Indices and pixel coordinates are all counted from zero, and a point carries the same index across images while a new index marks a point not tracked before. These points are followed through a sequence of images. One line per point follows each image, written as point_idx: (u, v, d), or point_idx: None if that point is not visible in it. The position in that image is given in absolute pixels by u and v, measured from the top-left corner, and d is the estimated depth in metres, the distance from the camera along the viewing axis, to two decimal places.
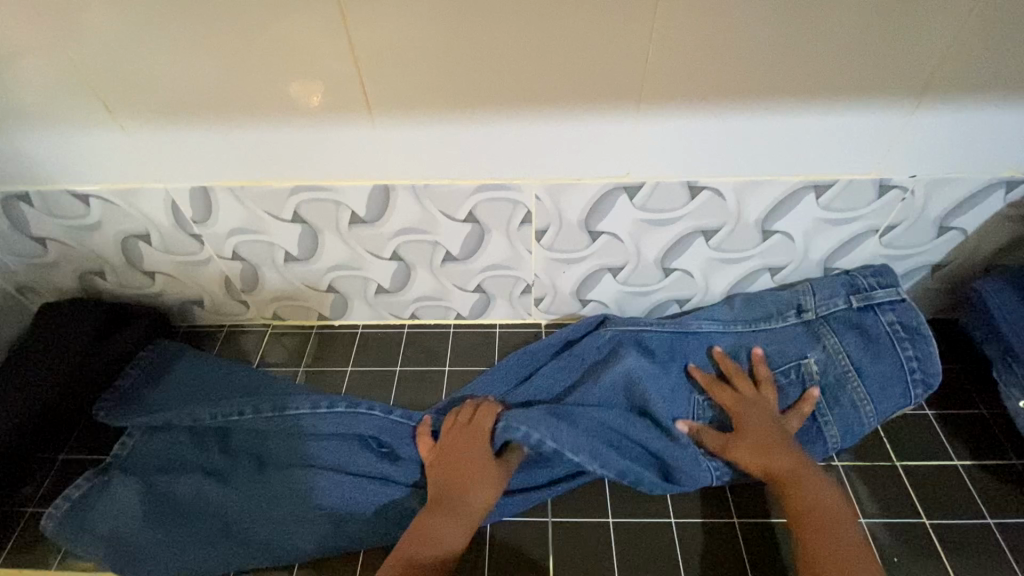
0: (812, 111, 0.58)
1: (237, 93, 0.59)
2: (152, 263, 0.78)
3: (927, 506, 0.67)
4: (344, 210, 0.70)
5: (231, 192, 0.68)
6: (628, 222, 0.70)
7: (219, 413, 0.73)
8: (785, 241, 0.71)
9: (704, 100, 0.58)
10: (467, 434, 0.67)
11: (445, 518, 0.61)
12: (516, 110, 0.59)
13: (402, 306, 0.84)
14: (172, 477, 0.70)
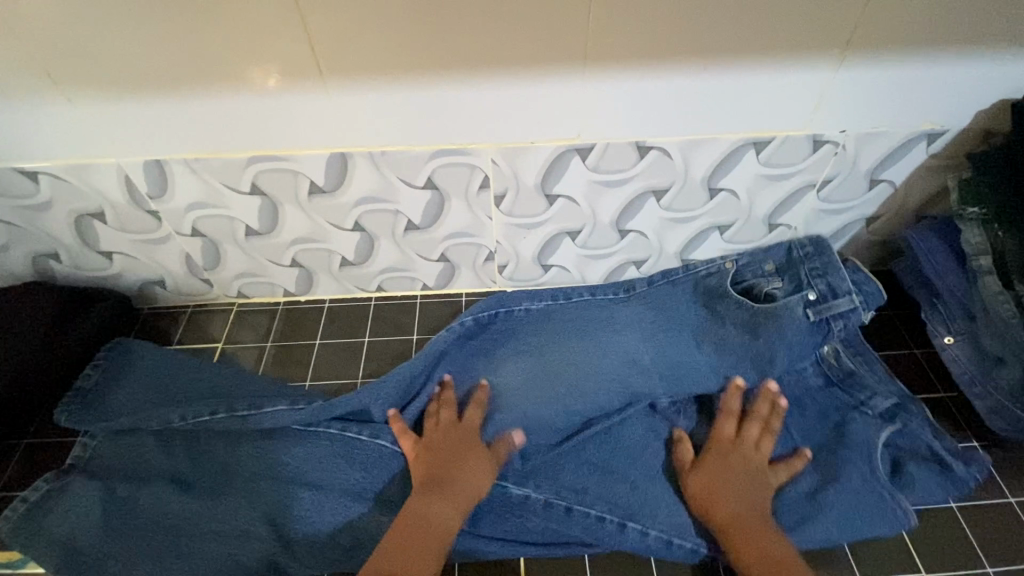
0: (748, 71, 0.62)
1: (180, 66, 0.59)
2: (108, 242, 0.77)
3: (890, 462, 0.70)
4: (303, 179, 0.70)
5: (186, 166, 0.68)
6: (583, 185, 0.72)
7: (199, 422, 0.71)
8: (731, 199, 0.75)
9: (647, 61, 0.61)
10: (459, 439, 0.68)
11: (438, 508, 0.61)
12: (465, 76, 0.61)
13: (368, 279, 0.85)
14: (133, 483, 0.68)
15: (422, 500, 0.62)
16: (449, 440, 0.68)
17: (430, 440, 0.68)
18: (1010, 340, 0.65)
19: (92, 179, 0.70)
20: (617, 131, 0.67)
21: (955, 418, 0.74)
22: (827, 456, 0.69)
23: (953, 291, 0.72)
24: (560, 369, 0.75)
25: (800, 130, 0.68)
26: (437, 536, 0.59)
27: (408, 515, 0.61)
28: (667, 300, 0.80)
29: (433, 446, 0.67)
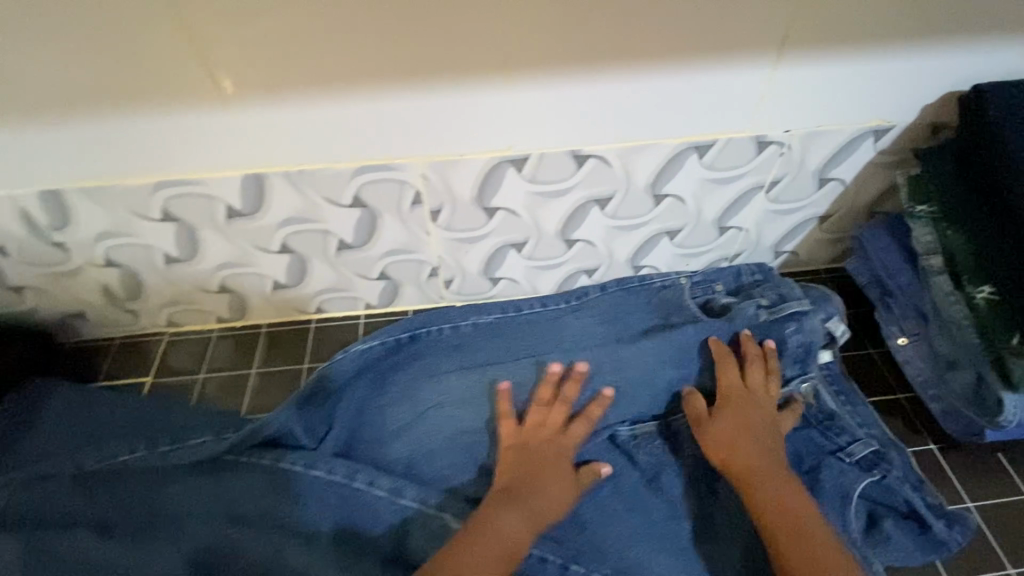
0: (682, 73, 0.66)
1: (131, 83, 0.61)
2: (17, 277, 0.79)
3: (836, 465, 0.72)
4: (218, 204, 0.73)
5: (87, 194, 0.70)
6: (523, 196, 0.76)
7: (141, 455, 0.68)
8: (677, 205, 0.80)
9: (590, 65, 0.64)
10: (552, 454, 0.69)
11: (514, 523, 0.62)
12: (412, 85, 0.64)
13: (307, 299, 0.88)
14: (43, 532, 0.59)
15: (499, 514, 0.62)
16: (539, 454, 0.69)
17: (546, 455, 0.69)
18: (959, 341, 0.74)
19: (2, 211, 0.71)
20: (560, 139, 0.71)
21: (909, 417, 0.85)
22: (804, 497, 0.70)
23: (905, 289, 0.81)
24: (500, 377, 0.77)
25: (742, 131, 0.73)
26: (517, 549, 0.60)
27: (479, 519, 0.61)
28: (635, 321, 0.81)
29: (536, 463, 0.68)
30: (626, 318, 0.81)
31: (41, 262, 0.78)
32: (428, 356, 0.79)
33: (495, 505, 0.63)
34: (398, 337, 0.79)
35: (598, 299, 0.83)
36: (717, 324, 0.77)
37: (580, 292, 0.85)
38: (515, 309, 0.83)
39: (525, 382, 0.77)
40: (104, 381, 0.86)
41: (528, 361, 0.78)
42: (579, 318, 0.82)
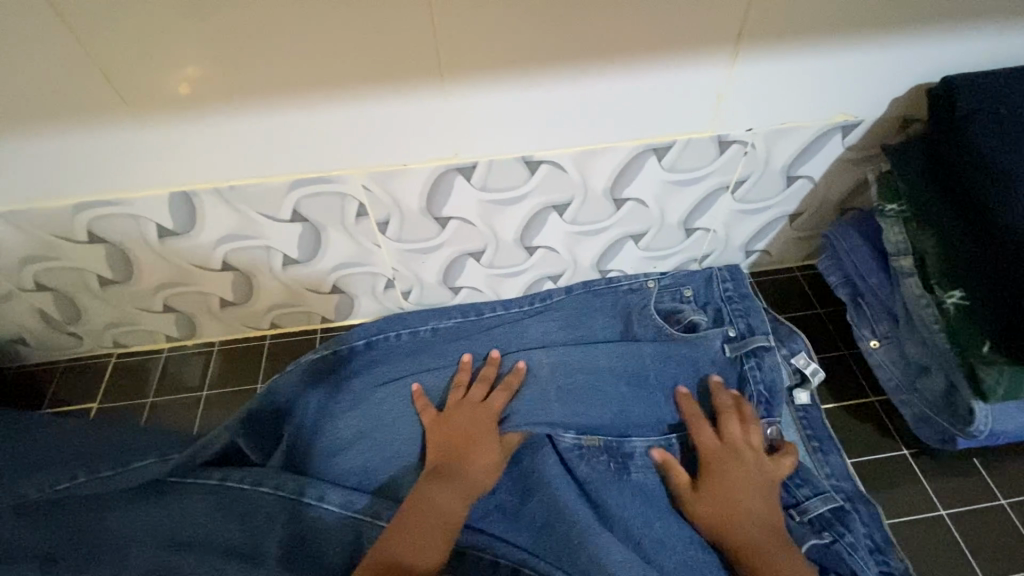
0: (892, 45, 0.56)
1: (237, 72, 0.50)
2: (114, 293, 0.70)
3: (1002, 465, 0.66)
4: (351, 202, 0.62)
5: (219, 196, 0.59)
6: (656, 185, 0.66)
7: (219, 477, 0.60)
8: (806, 186, 0.70)
9: (796, 41, 0.54)
10: (473, 413, 0.63)
11: (776, 551, 0.50)
12: (577, 67, 0.53)
13: (417, 293, 0.78)
14: (127, 553, 0.52)
15: (426, 486, 0.53)
16: (463, 416, 0.63)
17: (726, 484, 0.55)
18: None
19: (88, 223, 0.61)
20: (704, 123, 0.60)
21: None
22: (968, 494, 0.64)
23: None
24: (613, 396, 0.65)
25: (892, 109, 0.62)
26: (467, 481, 0.55)
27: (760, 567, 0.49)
28: (734, 319, 0.69)
29: (728, 492, 0.55)
30: (718, 303, 0.72)
31: (138, 280, 0.68)
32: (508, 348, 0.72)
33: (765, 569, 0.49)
34: (397, 334, 0.75)
35: (708, 290, 0.73)
36: (854, 307, 0.70)
37: (689, 277, 0.75)
38: (625, 301, 0.74)
39: (629, 399, 0.65)
40: (156, 400, 0.77)
41: (650, 366, 0.66)
42: (687, 308, 0.73)
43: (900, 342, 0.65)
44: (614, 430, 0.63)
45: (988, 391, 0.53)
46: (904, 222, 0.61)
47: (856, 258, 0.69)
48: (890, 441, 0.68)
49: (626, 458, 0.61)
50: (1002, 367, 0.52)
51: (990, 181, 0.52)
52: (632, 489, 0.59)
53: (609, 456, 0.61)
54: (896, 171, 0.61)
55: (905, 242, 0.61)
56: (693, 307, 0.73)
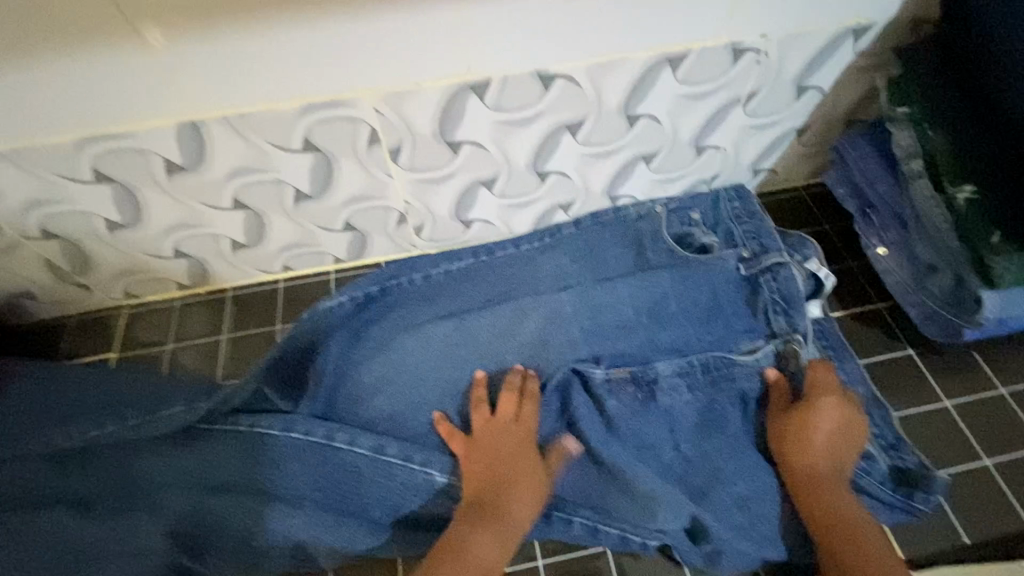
0: None
1: None
2: (120, 239, 0.69)
3: (1002, 359, 0.69)
4: (362, 127, 0.60)
5: (226, 125, 0.57)
6: (669, 100, 0.65)
7: (247, 423, 0.61)
8: (817, 97, 0.70)
9: None
10: (512, 438, 0.59)
11: (831, 495, 0.54)
12: None
13: (429, 229, 0.78)
14: (164, 495, 0.58)
15: (466, 527, 0.53)
16: (501, 441, 0.59)
17: (802, 433, 0.57)
18: None
19: (91, 161, 0.59)
20: (718, 29, 0.59)
21: None
22: (971, 387, 0.68)
23: None
24: (637, 328, 0.66)
25: (904, 9, 0.62)
26: (507, 518, 0.54)
27: (818, 506, 0.54)
28: (746, 241, 0.72)
29: (800, 436, 0.57)
30: (728, 225, 0.74)
31: (146, 223, 0.67)
32: (521, 284, 0.72)
33: (818, 504, 0.54)
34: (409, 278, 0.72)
35: (717, 211, 0.76)
36: (862, 217, 0.72)
37: (697, 199, 0.76)
38: (637, 228, 0.75)
39: (653, 331, 0.66)
40: (174, 348, 0.77)
41: (663, 282, 0.68)
42: (697, 231, 0.74)
43: (906, 245, 0.67)
44: (641, 361, 0.65)
45: (997, 278, 0.55)
46: (917, 125, 0.61)
47: (864, 166, 0.70)
48: (898, 341, 0.71)
49: (652, 387, 0.63)
50: (1013, 254, 0.54)
51: (1004, 70, 0.52)
52: (658, 416, 0.62)
53: (635, 385, 0.63)
54: (908, 73, 0.62)
55: (914, 142, 0.62)
56: (703, 229, 0.75)
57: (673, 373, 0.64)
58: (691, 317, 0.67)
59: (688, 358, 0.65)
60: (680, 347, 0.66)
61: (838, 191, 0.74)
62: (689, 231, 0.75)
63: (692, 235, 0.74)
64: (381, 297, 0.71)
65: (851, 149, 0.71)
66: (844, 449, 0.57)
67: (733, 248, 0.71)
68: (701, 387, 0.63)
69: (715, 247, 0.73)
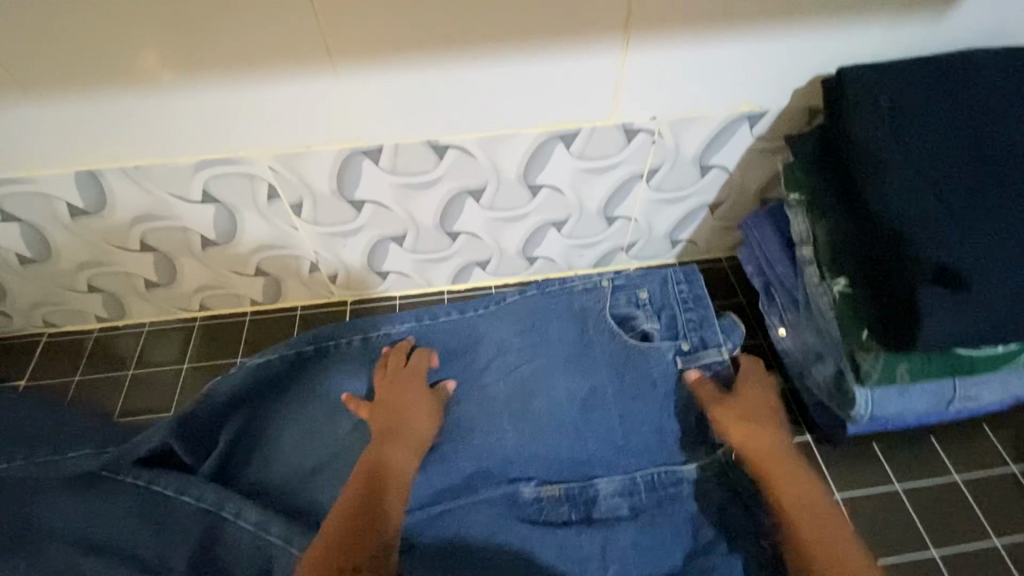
0: (783, 34, 0.56)
1: (123, 52, 0.51)
2: (32, 273, 0.71)
3: (903, 453, 0.67)
4: (260, 183, 0.63)
5: (125, 174, 0.60)
6: (568, 172, 0.67)
7: (147, 479, 0.60)
8: (724, 175, 0.71)
9: (682, 29, 0.55)
10: (401, 392, 0.63)
11: (793, 473, 0.53)
12: (470, 53, 0.54)
13: (344, 279, 0.79)
14: (44, 543, 0.56)
15: (383, 452, 0.56)
16: (394, 394, 0.63)
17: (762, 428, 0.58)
18: None
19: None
20: (606, 110, 0.61)
21: None
22: (867, 481, 0.65)
23: None
24: (563, 421, 0.64)
25: (796, 100, 0.63)
26: (407, 439, 0.58)
27: (785, 473, 0.53)
28: (688, 332, 0.68)
29: (751, 430, 0.57)
30: (672, 310, 0.69)
31: (56, 259, 0.69)
32: (456, 356, 0.71)
33: (790, 488, 0.52)
34: (348, 340, 0.74)
35: (665, 294, 0.70)
36: (767, 297, 0.71)
37: (644, 279, 0.72)
38: (580, 305, 0.71)
39: (583, 431, 0.64)
40: (84, 379, 0.78)
41: (596, 372, 0.66)
42: (640, 316, 0.70)
43: (801, 329, 0.66)
44: (564, 455, 0.62)
45: (865, 374, 0.54)
46: (807, 210, 0.61)
47: (766, 247, 0.70)
48: (796, 426, 0.69)
49: (589, 504, 0.60)
50: (879, 352, 0.53)
51: (868, 172, 0.52)
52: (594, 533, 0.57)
53: (569, 504, 0.59)
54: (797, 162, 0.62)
55: (806, 231, 0.62)
56: (647, 314, 0.71)
57: (611, 489, 0.60)
58: (626, 425, 0.64)
59: (630, 475, 0.61)
60: (617, 457, 0.63)
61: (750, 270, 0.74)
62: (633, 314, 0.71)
63: (634, 321, 0.70)
64: (317, 358, 0.73)
65: (762, 230, 0.71)
66: (761, 439, 0.56)
67: (673, 341, 0.67)
68: (645, 509, 0.59)
69: (657, 334, 0.69)
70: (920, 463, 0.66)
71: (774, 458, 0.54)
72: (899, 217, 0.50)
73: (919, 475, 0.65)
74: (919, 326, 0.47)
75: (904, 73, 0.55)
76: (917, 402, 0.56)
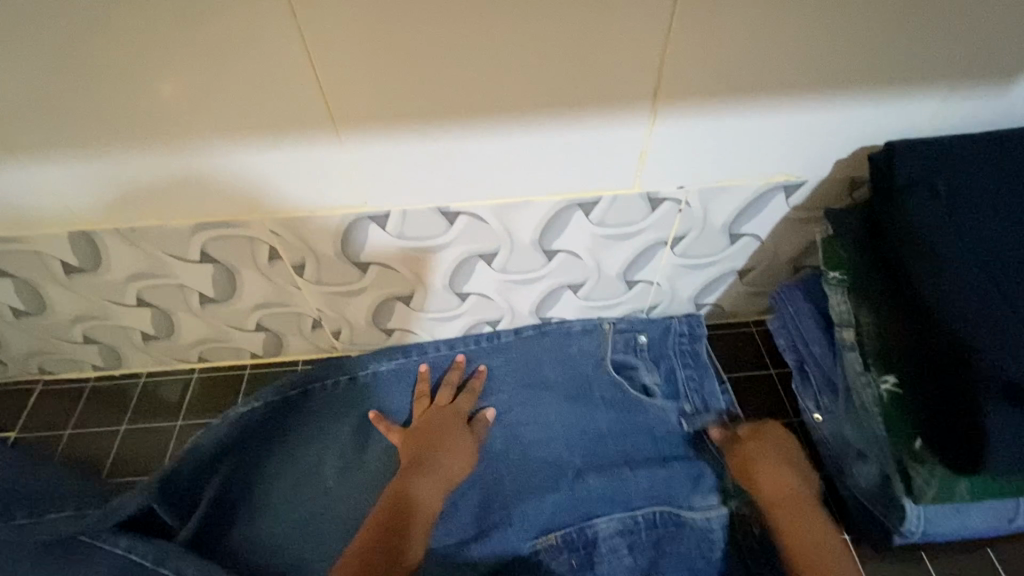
0: (825, 105, 0.52)
1: (119, 118, 0.48)
2: (27, 325, 0.69)
3: (954, 561, 0.59)
4: (261, 245, 0.60)
5: (120, 235, 0.58)
6: (585, 240, 0.62)
7: (125, 546, 0.53)
8: (754, 243, 0.66)
9: (714, 98, 0.50)
10: (449, 423, 0.66)
11: (797, 518, 0.56)
12: (483, 121, 0.50)
13: (346, 335, 0.75)
14: None
15: (405, 480, 0.59)
16: (438, 422, 0.66)
17: (763, 450, 0.62)
18: None
19: None
20: (629, 179, 0.57)
21: None
22: None
23: None
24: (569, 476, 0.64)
25: (836, 170, 0.58)
26: (438, 471, 0.61)
27: (772, 498, 0.58)
28: (689, 394, 0.70)
29: (766, 458, 0.61)
30: (671, 362, 0.72)
31: (50, 312, 0.67)
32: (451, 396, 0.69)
33: (784, 520, 0.56)
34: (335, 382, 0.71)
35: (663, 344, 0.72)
36: (800, 375, 0.65)
37: (647, 323, 0.73)
38: (579, 347, 0.72)
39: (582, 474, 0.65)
40: (74, 432, 0.75)
41: (592, 420, 0.68)
42: (639, 365, 0.72)
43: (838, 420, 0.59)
44: (572, 515, 0.62)
45: (917, 491, 0.48)
46: (849, 292, 0.56)
47: (800, 323, 0.64)
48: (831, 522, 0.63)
49: (588, 547, 0.61)
50: (934, 467, 0.48)
51: (926, 266, 0.47)
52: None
53: (569, 552, 0.60)
54: (839, 239, 0.57)
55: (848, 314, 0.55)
56: (648, 367, 0.72)
57: (609, 532, 0.61)
58: (638, 476, 0.64)
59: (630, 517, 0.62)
60: (622, 502, 0.63)
61: (780, 340, 0.68)
62: (633, 363, 0.72)
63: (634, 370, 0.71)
64: (302, 402, 0.70)
65: (794, 299, 0.65)
66: (765, 463, 0.61)
67: (672, 400, 0.69)
68: (644, 548, 0.60)
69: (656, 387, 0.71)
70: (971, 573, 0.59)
71: (786, 493, 0.58)
72: (961, 330, 0.44)
73: None
74: (985, 452, 0.43)
75: (962, 152, 0.50)
76: (973, 519, 0.50)
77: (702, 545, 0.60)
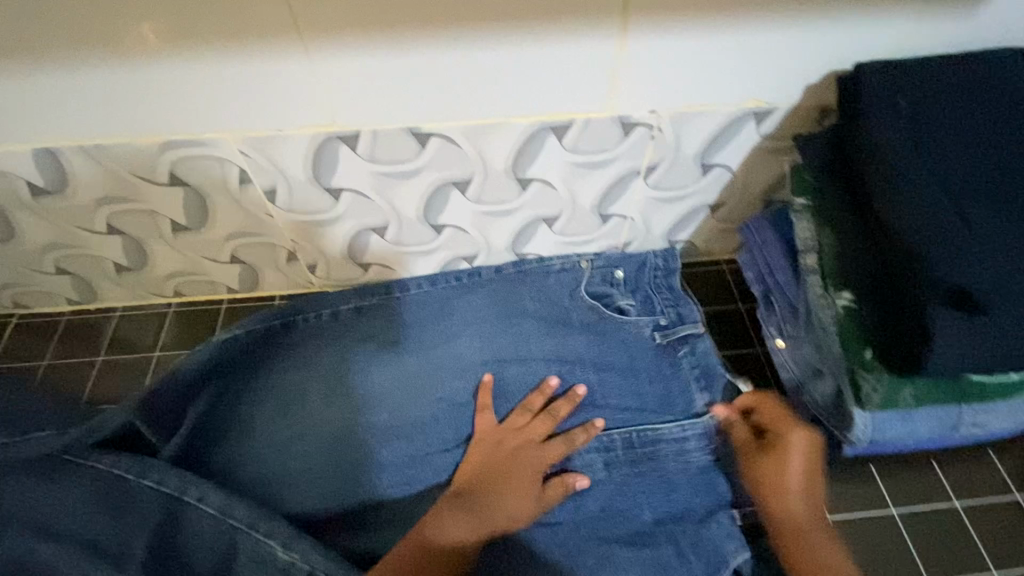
0: (793, 24, 0.52)
1: (76, 23, 0.47)
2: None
3: (901, 475, 0.63)
4: (230, 166, 0.59)
5: (84, 153, 0.57)
6: (559, 166, 0.62)
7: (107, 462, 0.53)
8: (725, 175, 0.66)
9: (683, 15, 0.50)
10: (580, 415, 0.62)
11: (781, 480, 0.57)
12: (453, 35, 0.50)
13: (321, 270, 0.75)
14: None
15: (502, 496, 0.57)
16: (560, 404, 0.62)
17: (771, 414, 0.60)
18: None
19: None
20: (601, 101, 0.57)
21: None
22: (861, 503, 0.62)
23: None
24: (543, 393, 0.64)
25: (806, 97, 0.58)
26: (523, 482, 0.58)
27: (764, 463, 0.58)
28: (666, 308, 0.68)
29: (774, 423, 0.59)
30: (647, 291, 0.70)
31: (20, 238, 0.66)
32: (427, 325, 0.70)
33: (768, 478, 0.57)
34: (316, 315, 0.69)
35: (641, 273, 0.70)
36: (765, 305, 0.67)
37: (623, 258, 0.71)
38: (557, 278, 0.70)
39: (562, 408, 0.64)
40: (50, 364, 0.75)
41: (570, 343, 0.67)
42: (614, 292, 0.70)
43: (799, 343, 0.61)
44: None
45: (865, 397, 0.51)
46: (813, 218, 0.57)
47: (768, 253, 0.65)
48: None
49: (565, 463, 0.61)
50: (882, 374, 0.50)
51: (882, 182, 0.49)
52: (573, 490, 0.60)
53: None
54: (806, 164, 0.58)
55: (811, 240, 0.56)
56: (623, 291, 0.70)
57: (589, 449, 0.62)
58: (612, 387, 0.65)
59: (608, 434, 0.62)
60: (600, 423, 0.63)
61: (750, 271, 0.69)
62: (609, 291, 0.71)
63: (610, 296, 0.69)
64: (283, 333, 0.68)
65: (763, 229, 0.67)
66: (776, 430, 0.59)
67: (650, 317, 0.68)
68: (620, 465, 0.61)
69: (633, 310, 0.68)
70: (918, 486, 0.62)
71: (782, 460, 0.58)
72: (910, 239, 0.46)
73: (917, 502, 0.62)
74: (926, 354, 0.45)
75: (926, 74, 0.51)
76: (919, 428, 0.53)
77: (679, 457, 0.61)
